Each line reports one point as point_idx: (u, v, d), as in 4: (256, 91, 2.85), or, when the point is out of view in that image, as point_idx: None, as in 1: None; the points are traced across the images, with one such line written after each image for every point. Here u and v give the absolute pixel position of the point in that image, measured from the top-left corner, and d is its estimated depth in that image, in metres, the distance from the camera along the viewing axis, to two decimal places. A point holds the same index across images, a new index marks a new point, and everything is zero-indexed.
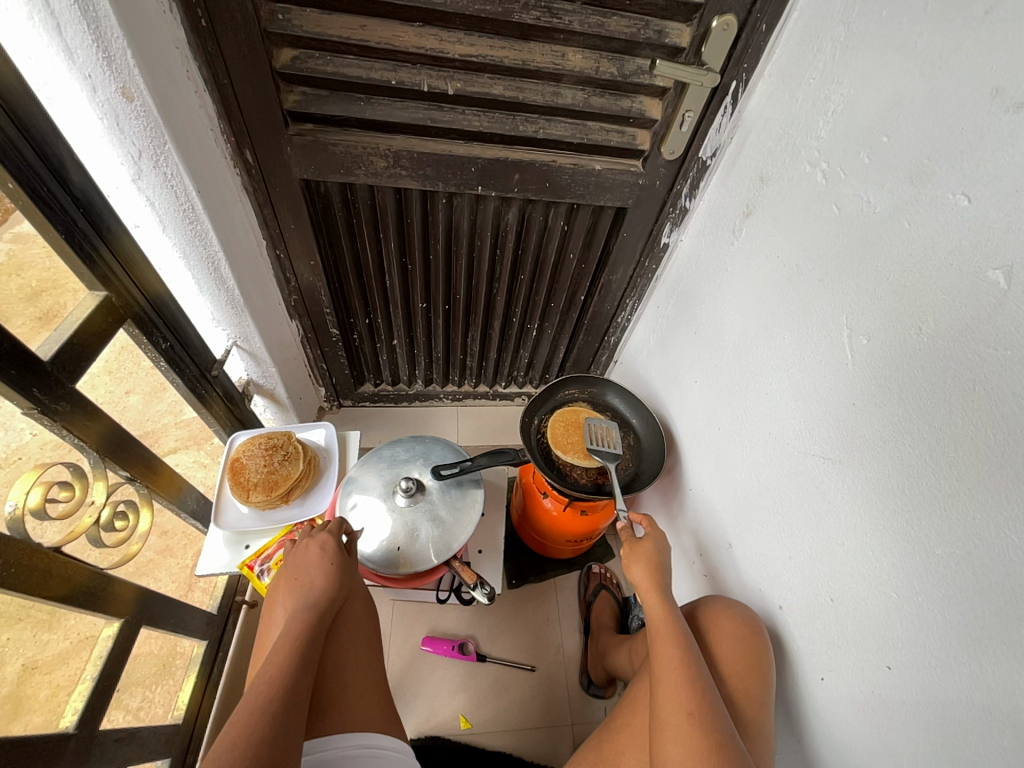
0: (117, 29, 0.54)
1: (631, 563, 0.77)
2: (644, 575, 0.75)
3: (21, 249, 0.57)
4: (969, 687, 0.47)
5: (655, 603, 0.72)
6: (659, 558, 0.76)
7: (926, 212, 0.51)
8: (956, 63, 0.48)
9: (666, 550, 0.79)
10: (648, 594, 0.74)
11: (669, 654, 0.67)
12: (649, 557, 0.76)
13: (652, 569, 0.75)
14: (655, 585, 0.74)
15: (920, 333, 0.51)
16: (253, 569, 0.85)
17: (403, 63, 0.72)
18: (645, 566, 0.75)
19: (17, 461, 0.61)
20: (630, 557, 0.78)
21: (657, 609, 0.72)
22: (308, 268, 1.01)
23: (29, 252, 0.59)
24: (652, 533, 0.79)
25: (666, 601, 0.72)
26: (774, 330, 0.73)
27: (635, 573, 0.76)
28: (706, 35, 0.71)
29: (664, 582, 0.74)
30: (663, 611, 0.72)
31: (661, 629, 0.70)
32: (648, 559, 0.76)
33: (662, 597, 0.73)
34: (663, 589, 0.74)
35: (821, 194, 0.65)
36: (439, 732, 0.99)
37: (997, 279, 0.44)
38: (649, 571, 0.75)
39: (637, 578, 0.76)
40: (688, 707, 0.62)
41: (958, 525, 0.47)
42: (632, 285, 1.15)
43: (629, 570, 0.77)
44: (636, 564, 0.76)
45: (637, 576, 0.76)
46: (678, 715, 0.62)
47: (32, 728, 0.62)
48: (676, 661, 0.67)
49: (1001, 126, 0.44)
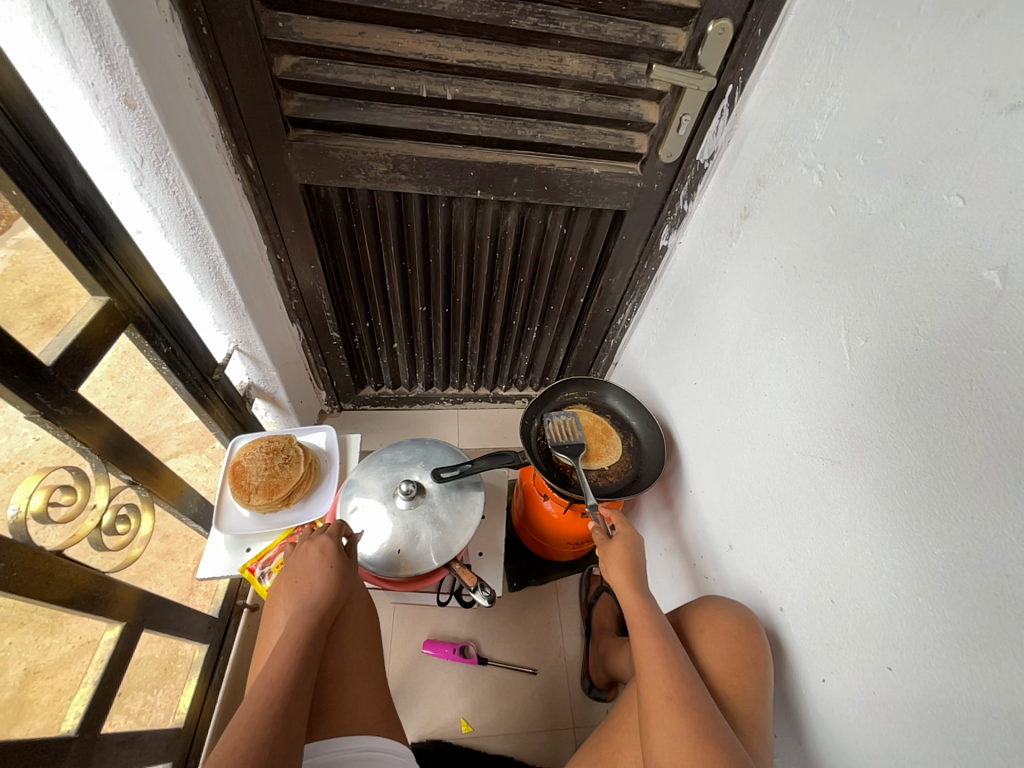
0: (119, 37, 0.55)
1: (606, 565, 0.77)
2: (619, 573, 0.76)
3: (24, 254, 0.58)
4: (970, 687, 0.47)
5: (631, 600, 0.73)
6: (633, 555, 0.77)
7: (921, 213, 0.51)
8: (950, 65, 0.48)
9: (640, 546, 0.79)
10: (624, 590, 0.74)
11: (646, 645, 0.68)
12: (621, 555, 0.76)
13: (627, 566, 0.76)
14: (630, 581, 0.74)
15: (917, 334, 0.51)
16: (253, 572, 0.85)
17: (402, 69, 0.72)
18: (620, 564, 0.76)
19: (20, 466, 0.61)
20: (604, 558, 0.78)
21: (633, 603, 0.73)
22: (309, 273, 1.01)
23: (31, 259, 0.59)
24: (624, 532, 0.80)
25: (642, 596, 0.73)
26: (773, 330, 0.73)
27: (612, 573, 0.76)
28: (702, 39, 0.72)
29: (638, 578, 0.75)
30: (639, 605, 0.72)
31: (639, 623, 0.71)
32: (620, 557, 0.76)
33: (637, 591, 0.74)
34: (638, 584, 0.74)
35: (817, 196, 0.65)
36: (440, 735, 0.98)
37: (992, 280, 0.44)
38: (624, 567, 0.75)
39: (613, 577, 0.76)
40: (668, 690, 0.63)
41: (956, 524, 0.47)
42: (631, 288, 1.15)
43: (606, 572, 0.78)
44: (611, 564, 0.77)
45: (613, 576, 0.76)
46: (659, 700, 0.62)
47: (34, 732, 0.62)
48: (653, 649, 0.67)
49: (995, 127, 0.44)
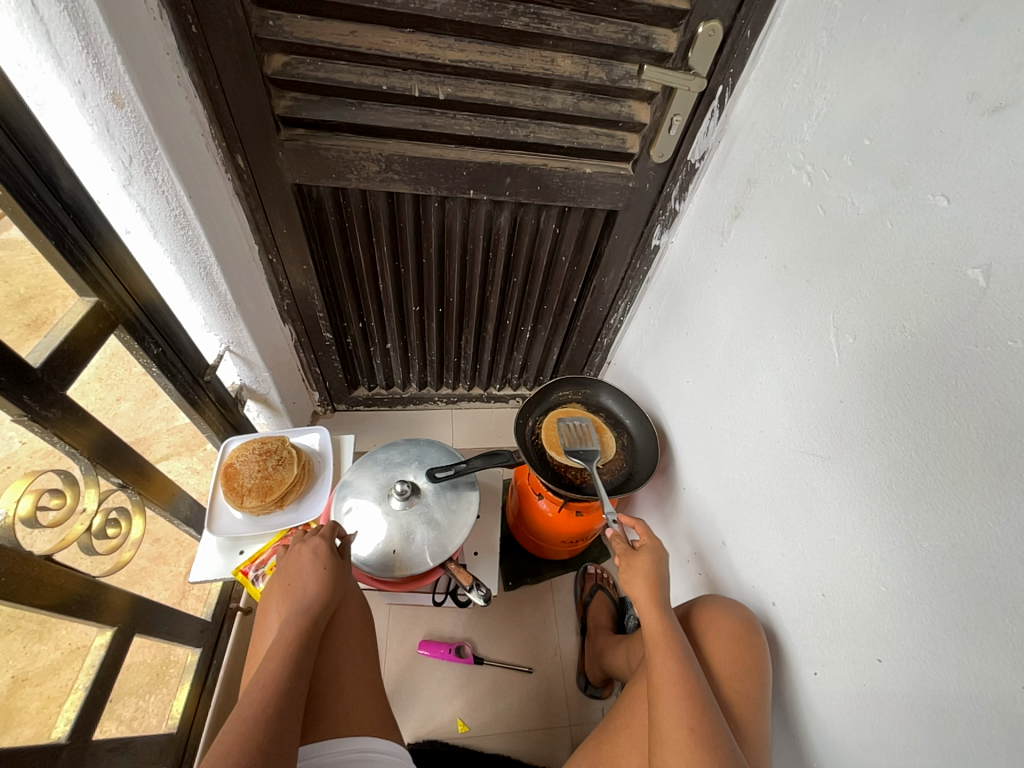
0: (107, 35, 0.54)
1: (630, 579, 0.76)
2: (643, 589, 0.74)
3: (8, 255, 0.57)
4: (958, 676, 0.48)
5: (653, 618, 0.72)
6: (658, 572, 0.76)
7: (907, 213, 0.52)
8: (934, 69, 0.49)
9: (665, 562, 0.78)
10: (647, 607, 0.73)
11: (667, 669, 0.67)
12: (646, 571, 0.75)
13: (651, 581, 0.74)
14: (653, 599, 0.73)
15: (904, 332, 0.52)
16: (247, 575, 0.83)
17: (394, 69, 0.72)
18: (644, 581, 0.75)
19: (7, 470, 0.60)
20: (628, 572, 0.77)
21: (655, 623, 0.71)
22: (301, 273, 1.01)
23: (17, 260, 0.59)
24: (652, 545, 0.79)
25: (665, 615, 0.72)
26: (763, 329, 0.74)
27: (634, 588, 0.75)
28: (692, 41, 0.73)
29: (661, 595, 0.74)
30: (661, 624, 0.71)
31: (659, 643, 0.70)
32: (645, 573, 0.75)
33: (660, 610, 0.72)
34: (661, 601, 0.73)
35: (806, 196, 0.66)
36: (437, 736, 0.98)
37: (976, 278, 0.45)
38: (647, 583, 0.74)
39: (635, 591, 0.75)
40: (689, 719, 0.61)
41: (943, 517, 0.48)
42: (623, 287, 1.16)
43: (628, 586, 0.76)
44: (636, 579, 0.76)
45: (635, 590, 0.75)
46: (680, 728, 0.61)
47: (22, 740, 0.62)
48: (673, 673, 0.66)
49: (978, 129, 0.45)
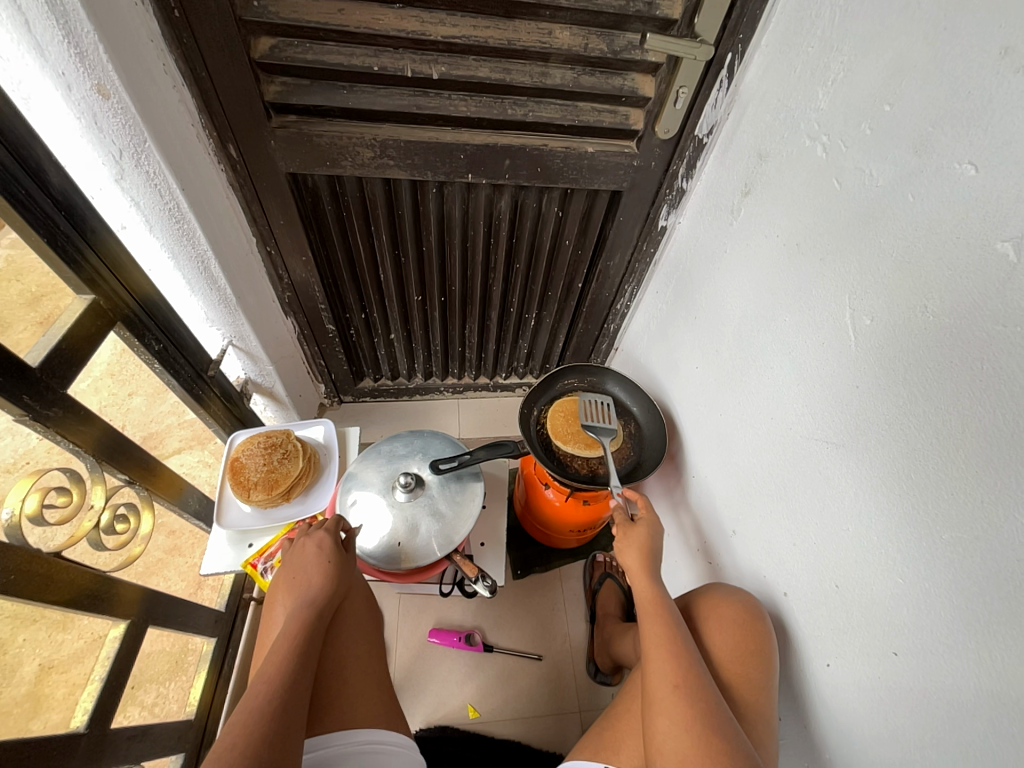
0: (86, 24, 0.52)
1: (622, 549, 0.78)
2: (634, 558, 0.76)
3: (20, 254, 0.60)
4: (978, 672, 0.45)
5: (644, 585, 0.73)
6: (652, 542, 0.77)
7: (930, 185, 0.48)
8: (961, 25, 0.45)
9: (660, 535, 0.79)
10: (637, 576, 0.74)
11: (655, 633, 0.68)
12: (641, 541, 0.77)
13: (644, 553, 0.76)
14: (645, 569, 0.74)
15: (926, 313, 0.48)
16: (256, 567, 0.86)
17: (385, 48, 0.70)
18: (638, 551, 0.76)
19: (25, 466, 0.63)
20: (622, 541, 0.79)
21: (646, 592, 0.73)
22: (301, 265, 1.00)
23: (28, 258, 0.61)
24: (647, 518, 0.80)
25: (654, 584, 0.73)
26: (775, 311, 0.71)
27: (626, 557, 0.77)
28: (698, 5, 0.69)
29: (653, 567, 0.75)
30: (651, 593, 0.72)
31: (649, 609, 0.71)
32: (639, 543, 0.76)
33: (651, 578, 0.74)
34: (652, 572, 0.74)
35: (821, 169, 0.62)
36: (448, 722, 1.00)
37: (1006, 252, 0.41)
38: (640, 554, 0.76)
39: (628, 561, 0.76)
40: (673, 678, 0.63)
41: (963, 508, 0.46)
42: (630, 271, 1.13)
43: (621, 556, 0.78)
44: (629, 548, 0.77)
45: (629, 561, 0.76)
46: (664, 687, 0.62)
47: (49, 726, 0.64)
48: (661, 637, 0.67)
49: (1010, 88, 0.41)
